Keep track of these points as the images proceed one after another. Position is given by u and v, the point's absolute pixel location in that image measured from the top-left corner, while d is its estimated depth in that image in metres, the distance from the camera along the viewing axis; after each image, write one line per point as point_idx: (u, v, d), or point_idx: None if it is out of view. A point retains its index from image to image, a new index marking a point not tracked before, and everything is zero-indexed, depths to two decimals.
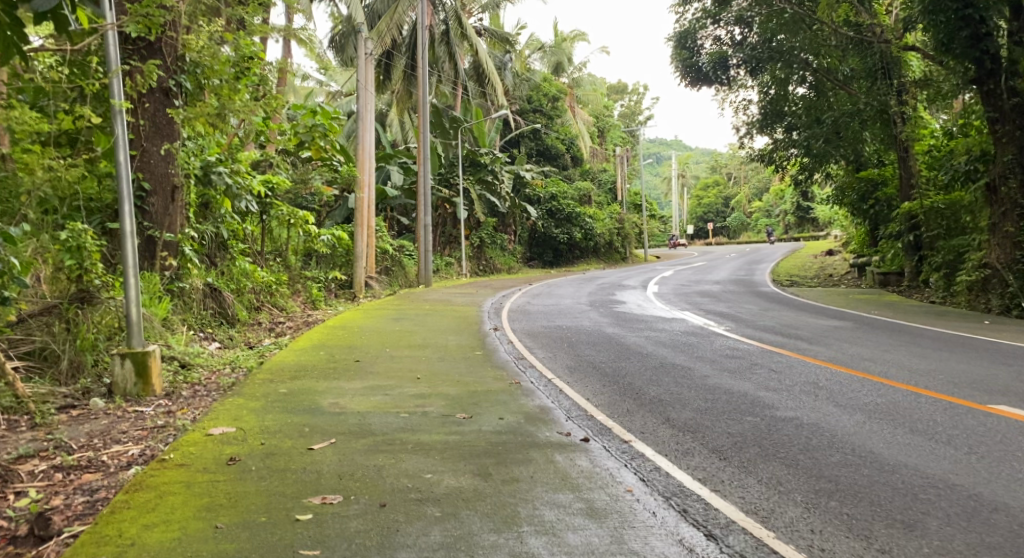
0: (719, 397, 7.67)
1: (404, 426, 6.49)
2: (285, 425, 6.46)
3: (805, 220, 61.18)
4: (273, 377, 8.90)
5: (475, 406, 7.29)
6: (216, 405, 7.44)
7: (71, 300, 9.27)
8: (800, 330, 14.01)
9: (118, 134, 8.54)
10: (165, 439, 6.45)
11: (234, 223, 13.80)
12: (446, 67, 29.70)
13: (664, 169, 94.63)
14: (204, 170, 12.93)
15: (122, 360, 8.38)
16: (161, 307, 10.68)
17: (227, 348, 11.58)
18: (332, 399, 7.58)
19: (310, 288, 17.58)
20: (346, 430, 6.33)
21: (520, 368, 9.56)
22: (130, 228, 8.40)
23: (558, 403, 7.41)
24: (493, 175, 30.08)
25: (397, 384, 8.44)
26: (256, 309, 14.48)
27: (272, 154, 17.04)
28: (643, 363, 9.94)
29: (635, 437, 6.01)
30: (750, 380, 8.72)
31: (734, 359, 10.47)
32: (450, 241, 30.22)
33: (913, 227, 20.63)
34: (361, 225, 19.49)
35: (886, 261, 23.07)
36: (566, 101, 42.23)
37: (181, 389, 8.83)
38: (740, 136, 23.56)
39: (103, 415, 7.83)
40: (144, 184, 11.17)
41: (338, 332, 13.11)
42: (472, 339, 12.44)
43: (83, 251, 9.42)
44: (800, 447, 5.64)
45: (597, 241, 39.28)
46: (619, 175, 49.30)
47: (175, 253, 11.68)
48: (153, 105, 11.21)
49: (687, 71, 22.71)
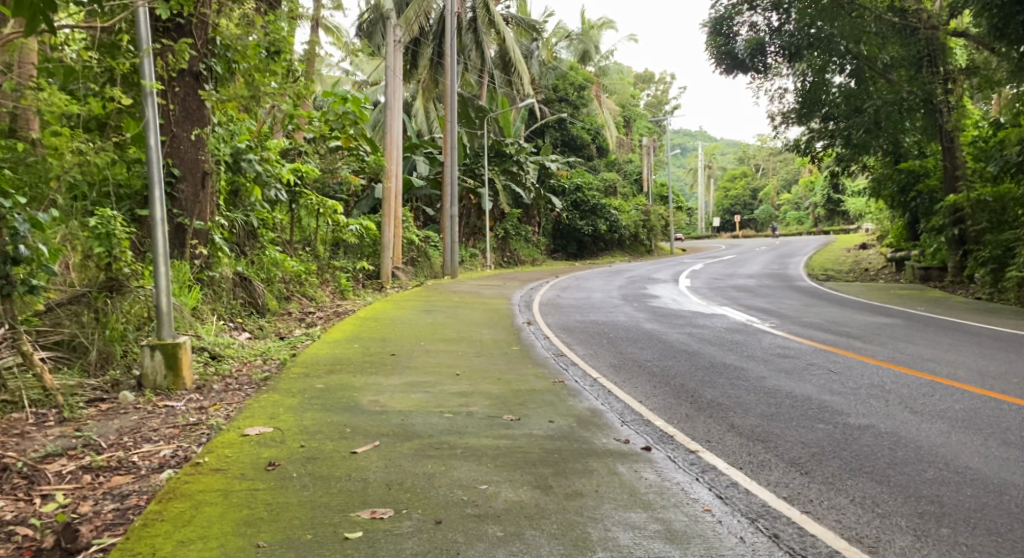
0: (782, 401, 7.21)
1: (451, 428, 6.08)
2: (325, 426, 6.06)
3: (836, 213, 60.08)
4: (308, 371, 8.52)
5: (522, 406, 6.88)
6: (250, 401, 7.05)
7: (101, 288, 8.92)
8: (849, 328, 13.48)
9: (150, 117, 8.13)
10: (198, 440, 6.05)
11: (264, 211, 13.44)
12: (473, 55, 29.28)
13: (690, 161, 93.46)
14: (234, 158, 12.40)
15: (152, 352, 8.05)
16: (191, 297, 10.33)
17: (257, 339, 11.24)
18: (371, 396, 7.19)
19: (338, 278, 17.27)
20: (389, 432, 5.93)
21: (562, 365, 9.11)
22: (161, 215, 8.02)
23: (610, 405, 6.96)
24: (518, 165, 29.47)
25: (436, 381, 8.03)
26: (285, 299, 14.16)
27: (301, 142, 16.76)
28: (691, 362, 9.46)
29: (702, 446, 5.56)
30: (809, 382, 8.26)
31: (787, 359, 9.97)
32: (476, 232, 29.83)
33: (958, 221, 19.92)
34: (388, 215, 19.11)
35: (926, 255, 22.40)
36: (593, 89, 41.58)
37: (212, 383, 8.47)
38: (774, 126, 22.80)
39: (133, 410, 7.48)
40: (174, 170, 10.85)
41: (369, 323, 12.76)
42: (508, 333, 12.02)
43: (113, 238, 8.99)
44: (886, 461, 5.20)
45: (622, 233, 38.75)
46: (646, 166, 48.56)
47: (205, 241, 11.33)
48: (183, 90, 10.83)
49: (721, 58, 21.50)
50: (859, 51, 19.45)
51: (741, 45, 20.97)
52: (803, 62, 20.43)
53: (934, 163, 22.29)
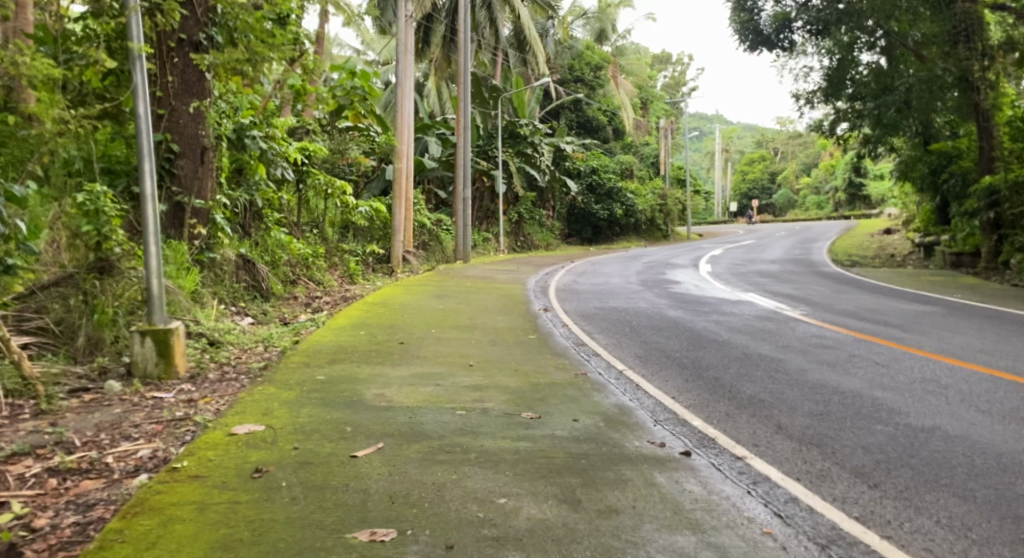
0: (831, 400, 6.53)
1: (463, 428, 5.41)
2: (323, 425, 5.41)
3: (857, 198, 59.05)
4: (309, 361, 7.88)
5: (541, 403, 6.20)
6: (242, 395, 6.40)
7: (89, 269, 8.26)
8: (885, 316, 12.76)
9: (138, 82, 7.44)
10: (180, 439, 5.38)
11: (269, 190, 12.75)
12: (488, 33, 28.60)
13: (708, 144, 92.29)
14: (238, 134, 11.84)
15: (142, 338, 7.42)
16: (189, 280, 9.70)
17: (260, 324, 10.60)
18: (375, 390, 6.53)
19: (348, 261, 16.59)
20: (395, 432, 5.26)
21: (583, 356, 8.42)
22: (151, 189, 7.36)
23: (640, 403, 6.28)
24: (533, 147, 28.73)
25: (448, 373, 7.37)
26: (291, 282, 13.52)
27: (310, 120, 16.02)
28: (723, 354, 8.76)
29: (750, 454, 4.89)
30: (856, 377, 7.56)
31: (826, 350, 9.27)
32: (488, 216, 29.11)
33: (992, 204, 19.15)
34: (399, 197, 18.42)
35: (958, 240, 21.47)
36: (610, 71, 40.71)
37: (207, 372, 7.84)
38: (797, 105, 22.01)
39: (118, 402, 6.85)
40: (172, 146, 10.17)
41: (378, 308, 12.11)
42: (523, 320, 11.34)
43: (102, 216, 8.32)
44: (965, 472, 4.52)
45: (638, 218, 37.94)
46: (663, 149, 47.66)
47: (206, 221, 10.62)
48: (182, 61, 10.19)
49: (744, 34, 20.68)
50: (890, 27, 18.59)
51: (767, 20, 20.15)
52: (830, 38, 19.66)
53: (967, 144, 21.13)
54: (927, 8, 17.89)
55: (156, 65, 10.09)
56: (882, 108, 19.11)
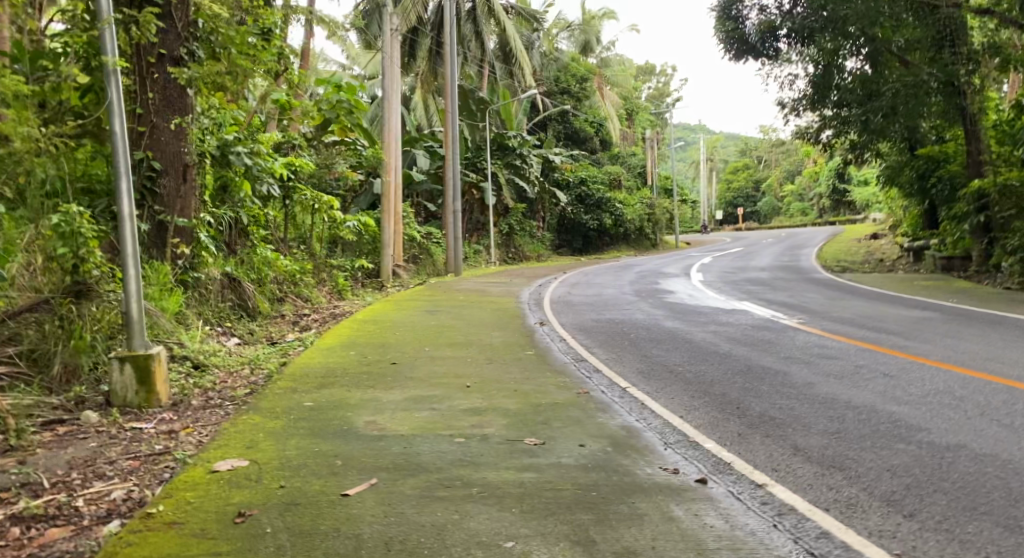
0: (845, 415, 6.27)
1: (463, 457, 5.08)
2: (311, 458, 5.07)
3: (842, 204, 59.15)
4: (297, 386, 7.47)
5: (544, 427, 5.85)
6: (225, 426, 6.03)
7: (67, 292, 7.85)
8: (886, 324, 12.50)
9: (114, 99, 7.01)
10: (156, 477, 5.01)
11: (255, 207, 12.39)
12: (473, 46, 28.56)
13: (693, 153, 92.36)
14: (221, 151, 11.49)
15: (121, 365, 7.02)
16: (172, 301, 9.28)
17: (247, 344, 10.22)
18: (367, 416, 6.17)
19: (336, 277, 16.25)
20: (389, 464, 4.92)
21: (584, 373, 8.09)
22: (129, 209, 6.99)
23: (648, 424, 5.95)
24: (521, 158, 28.45)
25: (443, 395, 7.03)
26: (279, 301, 13.12)
27: (295, 134, 15.66)
28: (727, 367, 8.46)
29: (771, 479, 4.59)
30: (867, 390, 7.27)
31: (833, 361, 8.99)
32: (477, 227, 28.78)
33: (983, 208, 19.01)
34: (387, 211, 18.08)
35: (947, 245, 21.15)
36: (595, 82, 40.57)
37: (190, 399, 7.42)
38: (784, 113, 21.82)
39: (94, 434, 6.42)
40: (154, 164, 9.77)
41: (367, 326, 11.75)
42: (519, 335, 11.00)
43: (80, 238, 7.83)
44: (1003, 496, 4.29)
45: (627, 228, 37.69)
46: (649, 159, 47.51)
47: (189, 240, 10.29)
48: (162, 77, 9.72)
49: (730, 43, 20.51)
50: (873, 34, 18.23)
51: (752, 29, 19.96)
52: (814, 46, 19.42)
53: (954, 149, 21.12)
54: (910, 13, 17.83)
55: (136, 81, 9.64)
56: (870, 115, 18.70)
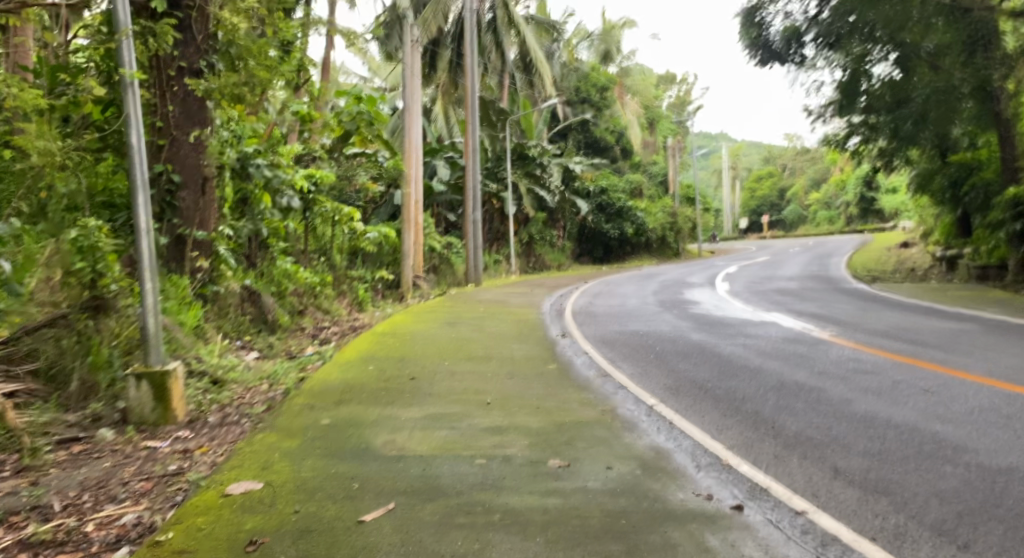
0: (885, 434, 6.00)
1: (485, 480, 4.87)
2: (328, 480, 4.87)
3: (868, 212, 58.36)
4: (314, 403, 7.28)
5: (568, 447, 5.62)
6: (240, 445, 5.85)
7: (83, 307, 7.58)
8: (920, 336, 12.14)
9: (130, 113, 6.79)
10: (168, 500, 4.83)
11: (276, 220, 12.27)
12: (494, 57, 28.48)
13: (716, 161, 91.72)
14: (242, 163, 11.48)
15: (137, 382, 6.84)
16: (191, 315, 9.13)
17: (267, 358, 10.07)
18: (384, 436, 5.97)
19: (357, 289, 16.11)
20: (408, 487, 4.72)
21: (610, 388, 7.85)
22: (146, 223, 6.79)
23: (678, 444, 5.71)
24: (542, 168, 28.23)
25: (464, 412, 6.82)
26: (299, 313, 12.98)
27: (316, 146, 15.55)
28: (758, 382, 8.19)
29: (812, 506, 4.34)
30: (907, 407, 6.98)
31: (867, 375, 8.68)
32: (498, 237, 28.60)
33: (1019, 216, 18.36)
34: (408, 222, 17.94)
35: (981, 253, 20.85)
36: (616, 91, 40.30)
37: (207, 415, 7.25)
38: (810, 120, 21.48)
39: (108, 453, 6.25)
40: (173, 177, 9.65)
41: (388, 339, 11.58)
42: (542, 348, 10.77)
43: (97, 253, 7.69)
44: None
45: (649, 237, 37.33)
46: (672, 167, 47.14)
47: (209, 253, 10.16)
48: (182, 89, 9.66)
49: (755, 49, 20.21)
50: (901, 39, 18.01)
51: (777, 35, 19.66)
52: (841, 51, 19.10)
53: (988, 155, 20.80)
54: (941, 17, 16.89)
55: (156, 94, 9.52)
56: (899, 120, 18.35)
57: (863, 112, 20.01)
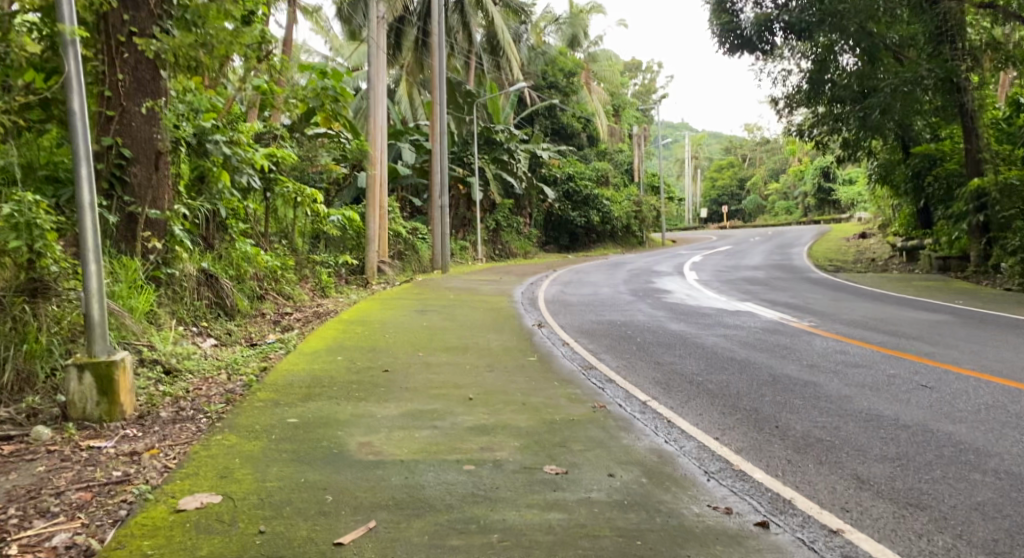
0: (899, 435, 5.59)
1: (476, 489, 4.37)
2: (297, 492, 4.34)
3: (826, 203, 58.74)
4: (279, 398, 6.65)
5: (563, 450, 5.12)
6: (196, 447, 5.24)
7: (19, 290, 6.84)
8: (900, 327, 11.86)
9: (71, 73, 6.05)
10: (109, 515, 4.25)
11: (234, 199, 11.55)
12: (461, 38, 27.85)
13: (678, 150, 91.83)
14: (198, 139, 10.64)
15: (79, 373, 6.07)
16: (142, 299, 8.39)
17: (224, 346, 9.36)
18: (359, 437, 5.40)
19: (319, 274, 15.38)
20: (389, 501, 4.21)
21: (597, 383, 7.35)
22: (89, 198, 6.04)
23: (681, 447, 5.23)
24: (509, 153, 27.61)
25: (443, 409, 6.27)
26: (259, 298, 12.24)
27: (277, 124, 14.76)
28: (751, 377, 7.75)
29: (845, 524, 3.91)
30: (911, 404, 6.60)
31: (859, 369, 8.31)
32: (465, 223, 27.98)
33: (981, 207, 18.22)
34: (372, 205, 17.26)
35: (943, 244, 20.65)
36: (583, 77, 39.84)
37: (159, 410, 6.53)
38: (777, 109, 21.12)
39: (43, 455, 5.53)
40: (124, 151, 8.90)
41: (354, 327, 10.96)
42: (517, 339, 10.24)
43: (34, 229, 6.77)
44: None
45: (614, 225, 36.97)
46: (637, 155, 47.00)
47: (162, 233, 9.40)
48: (134, 57, 8.91)
49: (724, 36, 19.50)
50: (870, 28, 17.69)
51: (747, 22, 19.04)
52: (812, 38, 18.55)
53: (950, 147, 20.29)
54: (906, 9, 17.30)
55: (105, 62, 8.74)
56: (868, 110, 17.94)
57: (830, 103, 19.53)
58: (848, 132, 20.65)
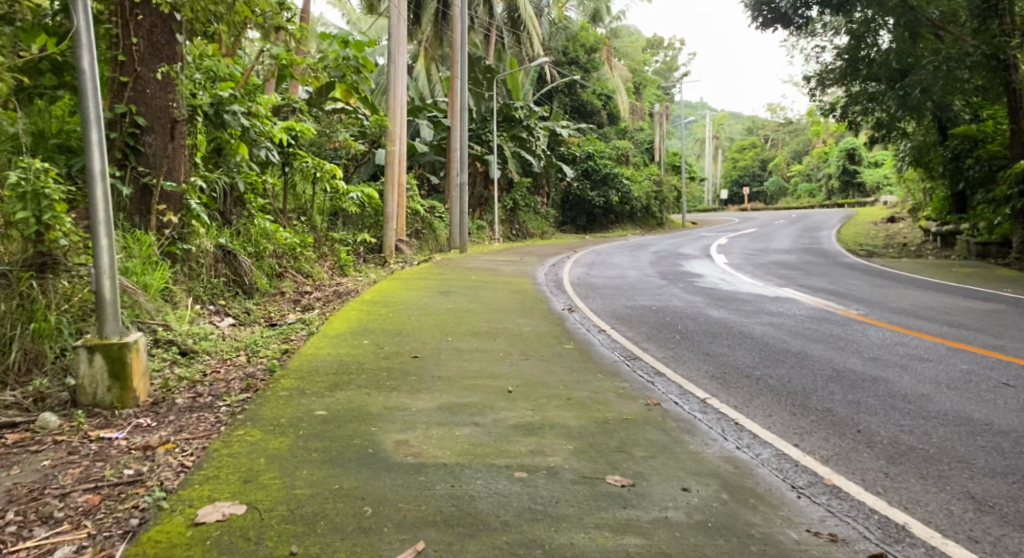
0: (1001, 443, 4.98)
1: (535, 503, 3.83)
2: (331, 501, 3.82)
3: (852, 185, 57.46)
4: (304, 387, 6.09)
5: (624, 457, 4.54)
6: (215, 444, 4.69)
7: (28, 265, 6.24)
8: (955, 317, 11.18)
9: (81, 27, 5.34)
10: (120, 526, 3.72)
11: (252, 173, 10.94)
12: (482, 11, 26.99)
13: (698, 131, 90.43)
14: (215, 109, 9.88)
15: (89, 356, 5.51)
16: (157, 277, 7.84)
17: (243, 326, 8.80)
18: (395, 435, 4.84)
19: (338, 252, 14.78)
20: (436, 516, 3.68)
21: (646, 377, 6.75)
22: (99, 167, 5.42)
23: (757, 455, 4.64)
24: (528, 131, 26.82)
25: (483, 403, 5.69)
26: (277, 276, 11.67)
27: (295, 96, 14.13)
28: (813, 372, 7.13)
29: None
30: (999, 406, 5.98)
31: (926, 363, 7.68)
32: (482, 202, 27.24)
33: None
34: (392, 182, 16.67)
35: (981, 229, 19.76)
36: (605, 53, 38.83)
37: (175, 396, 5.99)
38: (809, 87, 20.23)
39: (49, 446, 4.98)
40: (138, 120, 8.35)
41: (378, 309, 10.37)
42: (550, 324, 9.64)
43: (43, 199, 6.15)
44: None
45: (634, 205, 36.16)
46: (658, 134, 46.03)
47: (178, 207, 8.83)
48: (149, 19, 8.34)
49: (758, 10, 18.65)
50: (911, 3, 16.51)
51: None
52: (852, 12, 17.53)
53: (994, 127, 19.47)
54: None
55: (117, 23, 8.28)
56: (906, 88, 17.01)
57: (864, 81, 18.81)
58: (881, 112, 19.78)
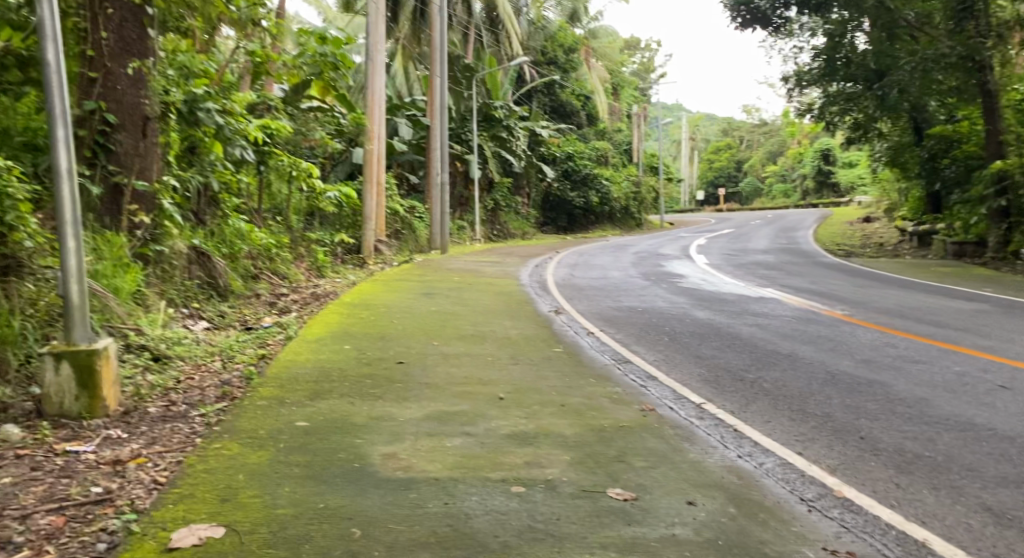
0: (1008, 450, 4.82)
1: (533, 521, 3.61)
2: (315, 523, 3.57)
3: (826, 186, 57.78)
4: (284, 396, 5.81)
5: (624, 467, 4.33)
6: (190, 459, 4.41)
7: None
8: (940, 317, 11.10)
9: (45, 17, 5.04)
10: (86, 550, 3.46)
11: (227, 172, 10.60)
12: (460, 9, 26.69)
13: (673, 132, 90.66)
14: (189, 106, 9.51)
15: (56, 363, 5.20)
16: (128, 279, 7.53)
17: (218, 329, 8.50)
18: (382, 447, 4.59)
19: (316, 252, 14.44)
20: (430, 538, 3.46)
21: (639, 382, 6.53)
22: (67, 163, 5.12)
23: (761, 465, 4.44)
24: (508, 131, 26.58)
25: (471, 411, 5.45)
26: (253, 278, 11.34)
27: (271, 94, 13.79)
28: (807, 375, 6.96)
29: None
30: (999, 409, 5.85)
31: (920, 365, 7.54)
32: (461, 202, 26.97)
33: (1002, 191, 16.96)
34: (370, 181, 16.36)
35: (958, 228, 19.53)
36: (584, 53, 38.66)
37: (148, 405, 5.69)
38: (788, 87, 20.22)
39: (10, 460, 4.64)
40: (108, 117, 7.99)
41: (358, 311, 10.09)
42: (537, 326, 9.41)
43: (6, 199, 5.88)
44: None
45: (612, 206, 36.05)
46: (636, 135, 45.96)
47: (150, 208, 8.51)
48: (118, 13, 8.06)
49: (737, 10, 18.59)
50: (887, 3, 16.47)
51: None
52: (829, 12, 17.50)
53: (968, 128, 19.19)
54: None
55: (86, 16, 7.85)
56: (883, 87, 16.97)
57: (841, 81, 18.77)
58: (858, 112, 19.78)
